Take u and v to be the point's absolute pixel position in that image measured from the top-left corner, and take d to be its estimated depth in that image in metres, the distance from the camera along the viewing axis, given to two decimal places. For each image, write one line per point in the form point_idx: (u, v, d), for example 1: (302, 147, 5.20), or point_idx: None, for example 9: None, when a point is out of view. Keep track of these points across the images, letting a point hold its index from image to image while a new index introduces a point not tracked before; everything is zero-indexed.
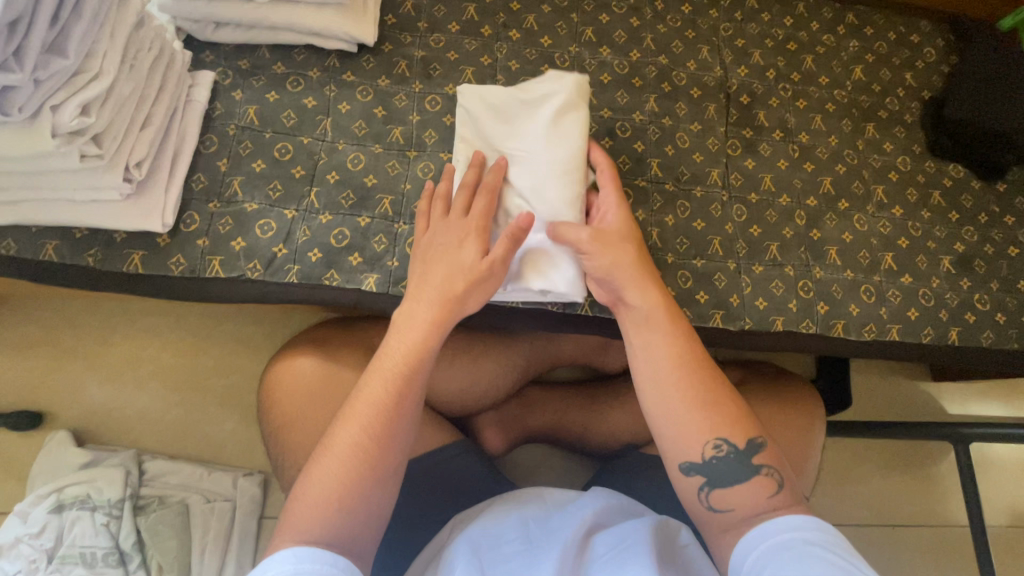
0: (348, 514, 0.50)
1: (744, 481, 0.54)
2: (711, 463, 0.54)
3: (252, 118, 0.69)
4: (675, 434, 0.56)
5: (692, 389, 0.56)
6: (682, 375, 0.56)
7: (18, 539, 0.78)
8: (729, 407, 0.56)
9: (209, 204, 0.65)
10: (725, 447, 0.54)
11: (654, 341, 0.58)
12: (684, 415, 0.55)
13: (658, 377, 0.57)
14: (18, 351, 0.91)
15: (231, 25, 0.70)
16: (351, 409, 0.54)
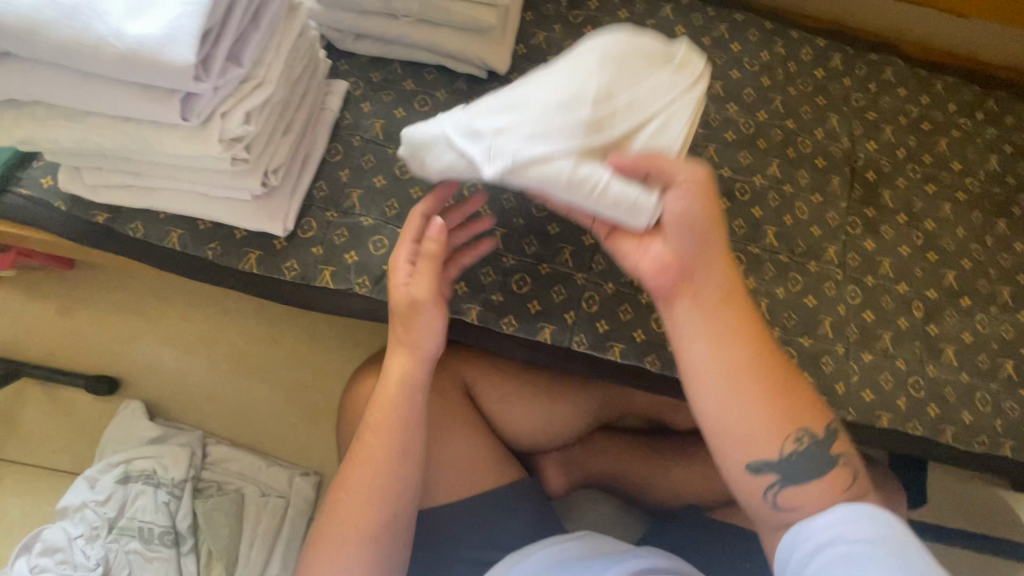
0: (354, 560, 0.55)
1: (815, 478, 0.48)
2: (789, 458, 0.48)
3: (377, 131, 0.70)
4: (741, 433, 0.48)
5: (766, 385, 0.48)
6: (747, 378, 0.48)
7: (84, 504, 0.80)
8: (794, 399, 0.49)
9: (328, 213, 0.66)
10: (805, 439, 0.48)
11: (720, 331, 0.49)
12: (752, 409, 0.48)
13: (709, 377, 0.48)
14: (106, 315, 0.94)
15: (372, 38, 0.71)
16: (349, 471, 0.58)
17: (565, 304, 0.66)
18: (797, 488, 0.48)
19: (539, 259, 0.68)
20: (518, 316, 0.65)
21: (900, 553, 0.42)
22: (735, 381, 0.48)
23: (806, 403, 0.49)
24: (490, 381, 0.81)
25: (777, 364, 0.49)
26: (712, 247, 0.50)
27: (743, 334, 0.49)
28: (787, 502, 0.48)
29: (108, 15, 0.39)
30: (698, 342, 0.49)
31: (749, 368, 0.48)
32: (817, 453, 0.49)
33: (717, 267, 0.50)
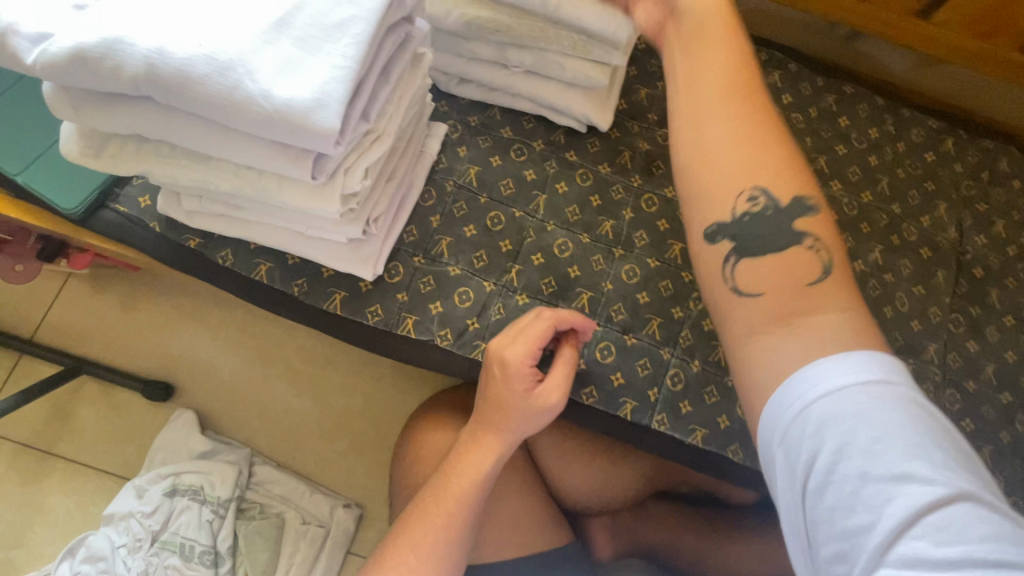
0: None
1: (769, 267, 0.45)
2: (745, 228, 0.45)
3: (471, 178, 0.68)
4: (708, 180, 0.46)
5: (749, 127, 0.45)
6: (726, 107, 0.45)
7: (131, 513, 0.80)
8: (781, 154, 0.46)
9: (415, 258, 0.64)
10: (764, 198, 0.45)
11: (698, 122, 0.46)
12: (710, 172, 0.46)
13: (691, 101, 0.46)
14: (168, 319, 0.94)
15: (475, 83, 0.69)
16: (411, 531, 0.57)
17: (649, 380, 0.63)
18: (759, 266, 0.45)
19: (624, 328, 0.65)
20: (600, 387, 0.63)
21: (912, 412, 0.37)
22: (713, 104, 0.46)
23: (793, 171, 0.46)
24: (550, 439, 0.78)
25: (757, 164, 0.45)
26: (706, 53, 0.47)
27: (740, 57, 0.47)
28: (780, 356, 0.40)
29: (259, 75, 0.38)
30: (681, 63, 0.48)
31: (722, 118, 0.45)
32: (784, 224, 0.45)
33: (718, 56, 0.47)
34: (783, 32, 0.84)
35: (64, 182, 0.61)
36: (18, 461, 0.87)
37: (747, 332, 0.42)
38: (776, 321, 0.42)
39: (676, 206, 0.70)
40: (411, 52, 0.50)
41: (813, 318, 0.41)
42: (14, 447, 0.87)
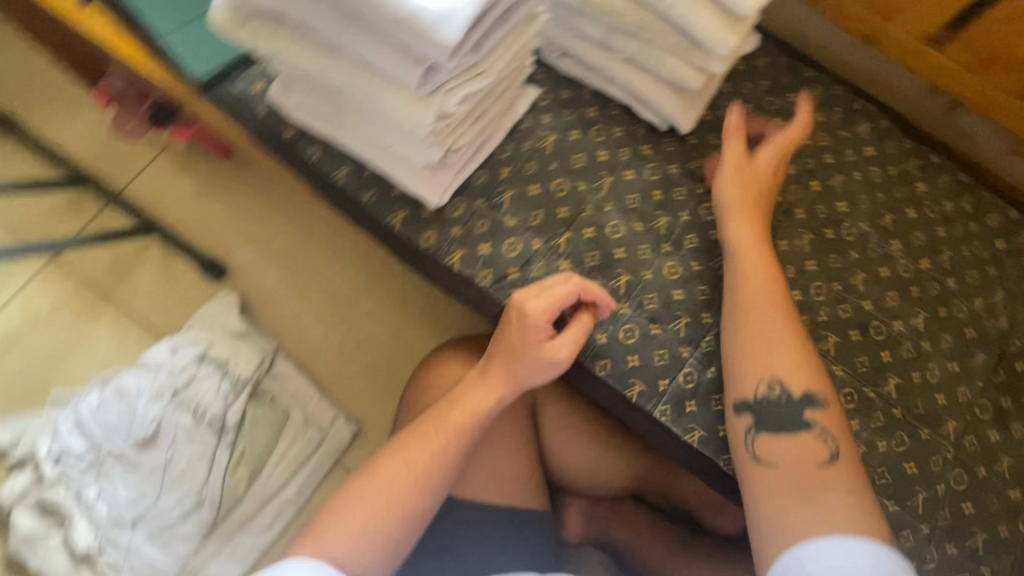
0: (375, 536, 0.57)
1: (794, 433, 0.56)
2: (763, 400, 0.57)
3: (548, 144, 0.72)
4: (744, 360, 0.59)
5: (778, 324, 0.59)
6: (761, 310, 0.60)
7: (162, 366, 0.87)
8: (803, 352, 0.59)
9: (478, 200, 0.68)
10: (780, 389, 0.57)
11: (739, 302, 0.62)
12: (748, 348, 0.59)
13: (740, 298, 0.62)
14: (237, 209, 1.02)
15: (575, 60, 0.73)
16: (409, 449, 0.61)
17: (662, 371, 0.65)
18: (780, 442, 0.56)
19: (652, 317, 0.67)
20: (615, 363, 0.65)
21: None
22: (756, 303, 0.60)
23: (816, 371, 0.58)
24: (556, 407, 0.80)
25: (789, 343, 0.59)
26: (748, 248, 0.64)
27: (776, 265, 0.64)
28: (791, 522, 0.50)
29: None
30: (732, 258, 0.64)
31: (765, 315, 0.60)
32: (800, 412, 0.56)
33: (752, 250, 0.64)
34: (883, 90, 0.85)
35: (195, 52, 0.68)
36: (77, 296, 0.95)
37: (762, 497, 0.53)
38: (797, 492, 0.52)
39: None
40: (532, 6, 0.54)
41: (825, 494, 0.51)
42: (77, 283, 0.96)
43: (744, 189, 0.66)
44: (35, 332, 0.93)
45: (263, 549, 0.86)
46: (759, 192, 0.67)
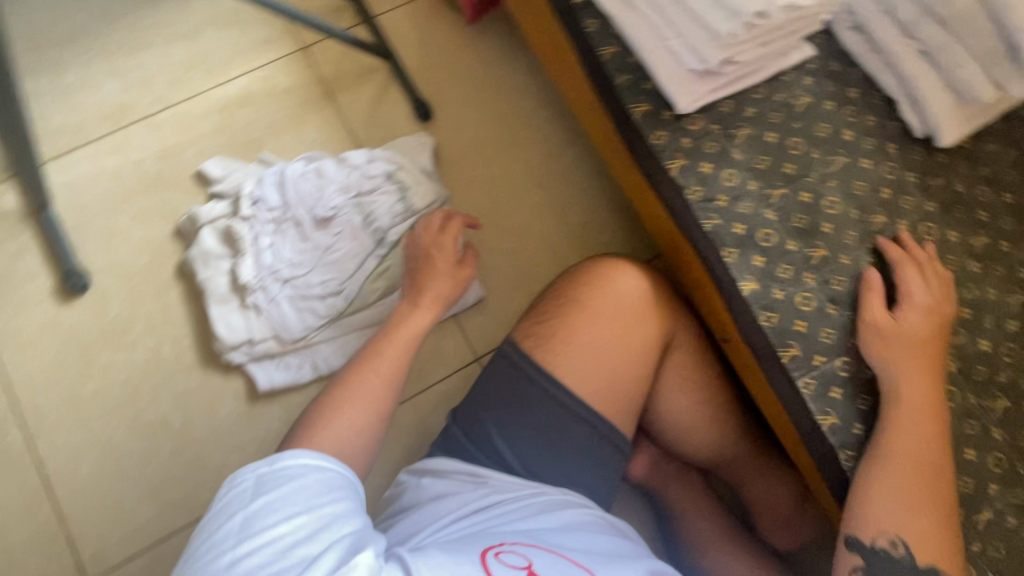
0: (361, 432, 0.68)
1: None
2: (882, 553, 0.55)
3: (800, 104, 0.72)
4: (877, 507, 0.57)
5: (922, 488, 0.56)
6: (908, 468, 0.57)
7: (359, 168, 0.97)
8: (940, 527, 0.55)
9: (716, 124, 0.70)
10: (904, 549, 0.55)
11: (888, 451, 0.59)
12: (884, 498, 0.57)
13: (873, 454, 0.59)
14: (458, 68, 1.08)
15: (863, 37, 0.72)
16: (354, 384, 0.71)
17: (822, 349, 0.65)
18: None
19: (832, 298, 0.67)
20: (781, 320, 0.66)
21: None
22: (898, 468, 0.57)
23: (950, 549, 0.55)
24: (685, 356, 0.83)
25: (926, 509, 0.56)
26: (916, 403, 0.60)
27: (931, 426, 0.59)
28: None
29: None
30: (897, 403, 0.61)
31: (911, 477, 0.57)
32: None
33: (921, 403, 0.60)
34: None
35: None
36: (309, 85, 1.07)
37: None
38: None
39: (949, 250, 0.69)
40: None
41: None
42: (312, 75, 1.07)
43: (901, 337, 0.62)
44: (266, 99, 1.06)
45: None
46: (919, 336, 0.62)
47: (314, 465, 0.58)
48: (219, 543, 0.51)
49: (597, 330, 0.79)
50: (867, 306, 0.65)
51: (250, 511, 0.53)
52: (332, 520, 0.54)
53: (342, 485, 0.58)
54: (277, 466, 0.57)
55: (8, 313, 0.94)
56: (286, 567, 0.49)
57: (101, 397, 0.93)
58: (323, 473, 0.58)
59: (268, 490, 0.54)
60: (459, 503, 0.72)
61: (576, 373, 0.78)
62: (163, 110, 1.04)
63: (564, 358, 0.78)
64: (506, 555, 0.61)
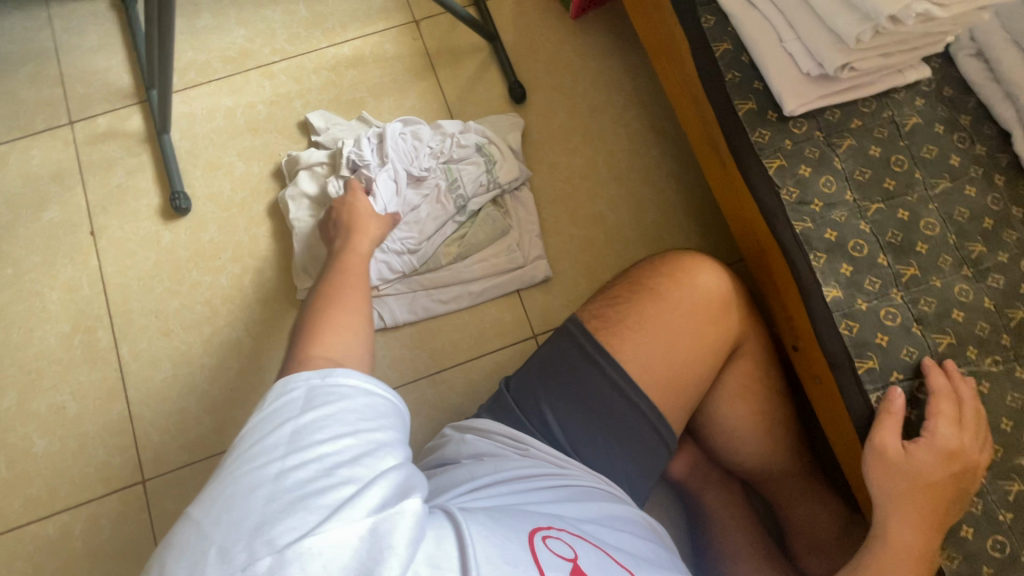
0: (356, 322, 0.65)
1: None
2: None
3: (908, 122, 0.72)
4: None
5: None
6: None
7: (452, 135, 1.02)
8: None
9: (820, 131, 0.70)
10: None
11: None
12: None
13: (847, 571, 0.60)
14: (557, 57, 1.12)
15: (985, 67, 0.72)
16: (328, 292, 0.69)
17: (901, 367, 0.64)
18: None
19: (919, 318, 0.65)
20: (861, 330, 0.65)
21: None
22: None
23: None
24: (750, 363, 0.82)
25: None
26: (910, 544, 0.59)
27: (913, 562, 0.59)
28: None
29: None
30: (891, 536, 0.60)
31: None
32: None
33: (911, 544, 0.59)
34: None
35: None
36: (414, 57, 1.13)
37: None
38: None
39: None
40: None
41: None
42: (419, 48, 1.13)
43: (906, 471, 0.60)
44: (374, 64, 1.12)
45: (433, 314, 0.99)
46: (930, 473, 0.60)
47: (365, 390, 0.48)
48: (265, 451, 0.42)
49: (671, 322, 0.78)
50: (881, 432, 0.62)
51: (301, 424, 0.44)
52: (382, 455, 0.44)
53: (393, 416, 0.48)
54: (328, 380, 0.48)
55: (118, 223, 1.03)
56: (331, 491, 0.39)
57: (185, 312, 1.00)
58: (373, 400, 0.48)
59: (318, 407, 0.45)
60: (500, 468, 0.68)
61: (640, 356, 0.77)
62: (280, 62, 1.12)
63: (630, 338, 0.77)
64: (553, 541, 0.49)
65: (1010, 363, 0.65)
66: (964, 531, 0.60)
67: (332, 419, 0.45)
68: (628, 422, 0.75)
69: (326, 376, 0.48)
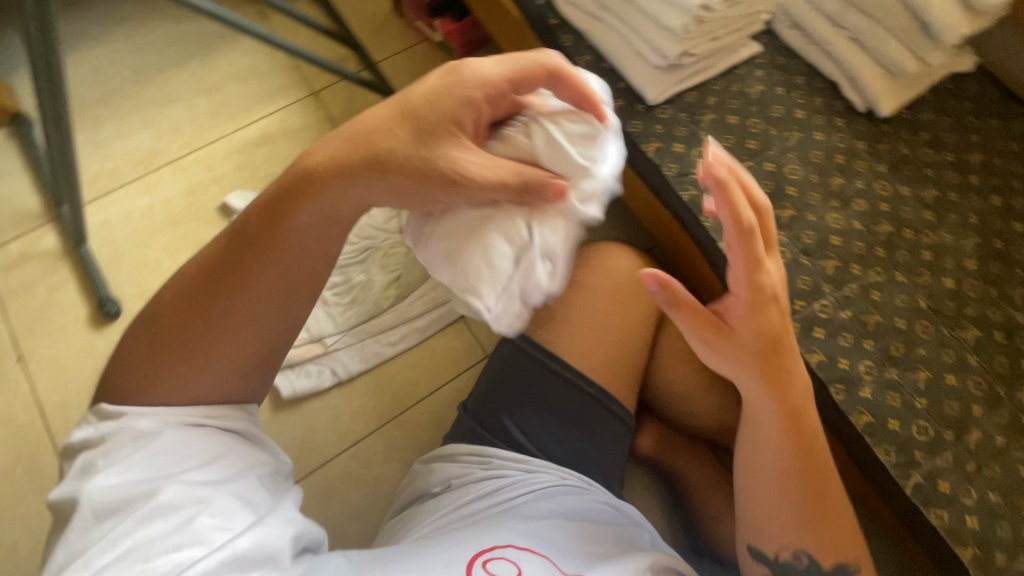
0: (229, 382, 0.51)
1: None
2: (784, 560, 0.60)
3: (755, 90, 0.82)
4: (763, 515, 0.60)
5: (792, 489, 0.58)
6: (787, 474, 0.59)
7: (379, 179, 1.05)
8: (826, 526, 0.58)
9: (684, 111, 0.80)
10: (802, 557, 0.59)
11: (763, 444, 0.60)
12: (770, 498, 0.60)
13: (760, 479, 0.60)
14: None
15: (802, 33, 0.84)
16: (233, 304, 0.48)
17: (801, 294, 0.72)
18: None
19: (804, 250, 0.74)
20: None
21: None
22: (769, 472, 0.59)
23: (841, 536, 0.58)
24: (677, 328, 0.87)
25: (817, 501, 0.58)
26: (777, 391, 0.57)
27: (793, 436, 0.58)
28: None
29: None
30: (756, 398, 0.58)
31: (783, 477, 0.59)
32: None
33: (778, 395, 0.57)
34: None
35: None
36: (320, 125, 1.19)
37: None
38: None
39: (903, 202, 0.77)
40: None
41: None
42: (323, 116, 1.20)
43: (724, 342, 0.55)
44: (283, 139, 1.18)
45: (386, 358, 1.01)
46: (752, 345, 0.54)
47: (162, 418, 0.47)
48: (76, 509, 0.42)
49: (597, 306, 0.84)
50: (682, 317, 0.55)
51: (96, 493, 0.42)
52: (199, 468, 0.45)
53: (206, 423, 0.49)
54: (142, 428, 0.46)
55: (46, 341, 1.01)
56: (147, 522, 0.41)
57: None
58: (175, 422, 0.47)
59: (107, 462, 0.43)
60: (468, 492, 0.72)
61: (577, 344, 0.81)
62: (190, 155, 1.15)
63: (563, 329, 0.82)
64: (495, 563, 0.57)
65: (890, 271, 0.73)
66: (891, 424, 0.67)
67: (132, 466, 0.43)
68: (579, 409, 0.79)
69: (106, 428, 0.46)
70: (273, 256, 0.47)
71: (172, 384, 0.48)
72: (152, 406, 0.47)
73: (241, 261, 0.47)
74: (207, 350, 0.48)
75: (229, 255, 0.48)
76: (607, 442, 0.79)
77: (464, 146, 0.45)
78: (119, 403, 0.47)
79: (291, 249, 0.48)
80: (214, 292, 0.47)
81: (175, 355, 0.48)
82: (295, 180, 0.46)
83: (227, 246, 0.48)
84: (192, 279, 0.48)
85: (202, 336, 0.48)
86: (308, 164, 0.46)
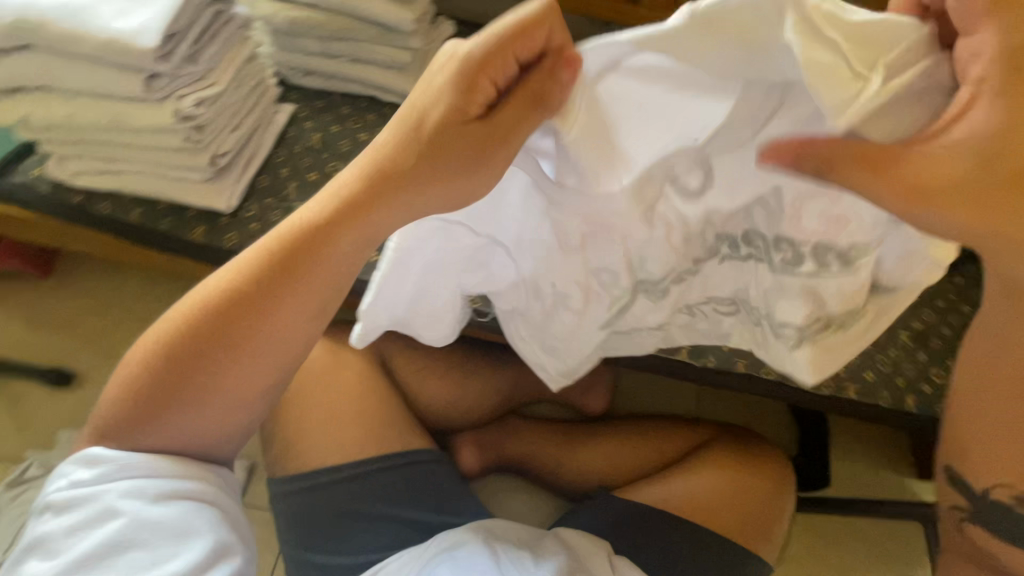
0: (238, 407, 0.58)
1: (1000, 529, 0.61)
2: (981, 494, 0.61)
3: (316, 141, 0.86)
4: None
5: (1008, 415, 0.56)
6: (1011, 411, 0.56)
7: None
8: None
9: (267, 198, 0.80)
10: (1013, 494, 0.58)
11: None
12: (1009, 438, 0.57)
13: (989, 397, 0.57)
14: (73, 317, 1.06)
15: (317, 74, 0.90)
16: (261, 336, 0.56)
17: None
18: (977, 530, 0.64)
19: None
20: None
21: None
22: (1010, 414, 0.56)
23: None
24: (402, 353, 0.87)
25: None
26: None
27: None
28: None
29: (100, 13, 0.60)
30: None
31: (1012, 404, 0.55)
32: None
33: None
34: None
35: None
36: None
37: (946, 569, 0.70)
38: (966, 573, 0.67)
39: None
40: (233, 28, 0.71)
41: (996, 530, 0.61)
42: None
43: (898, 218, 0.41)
44: None
45: None
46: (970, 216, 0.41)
47: (138, 492, 0.52)
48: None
49: (328, 398, 0.79)
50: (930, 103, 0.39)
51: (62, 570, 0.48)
52: (177, 556, 0.50)
53: (192, 469, 0.56)
54: (102, 490, 0.52)
55: None
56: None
57: None
58: (148, 495, 0.52)
59: (68, 538, 0.50)
60: None
61: (333, 444, 0.77)
62: None
63: (313, 444, 0.77)
64: None
65: None
66: None
67: (105, 562, 0.49)
68: (389, 483, 0.77)
69: (89, 490, 0.52)
70: (303, 272, 0.55)
71: (174, 404, 0.55)
72: (163, 425, 0.56)
73: (284, 282, 0.55)
74: (219, 364, 0.55)
75: (271, 269, 0.55)
76: (438, 489, 0.79)
77: (469, 121, 0.47)
78: (126, 428, 0.55)
79: (297, 297, 0.56)
80: (227, 310, 0.55)
81: (173, 378, 0.55)
82: (370, 182, 0.52)
83: (270, 257, 0.56)
84: (212, 308, 0.56)
85: (192, 361, 0.54)
86: (377, 157, 0.52)
